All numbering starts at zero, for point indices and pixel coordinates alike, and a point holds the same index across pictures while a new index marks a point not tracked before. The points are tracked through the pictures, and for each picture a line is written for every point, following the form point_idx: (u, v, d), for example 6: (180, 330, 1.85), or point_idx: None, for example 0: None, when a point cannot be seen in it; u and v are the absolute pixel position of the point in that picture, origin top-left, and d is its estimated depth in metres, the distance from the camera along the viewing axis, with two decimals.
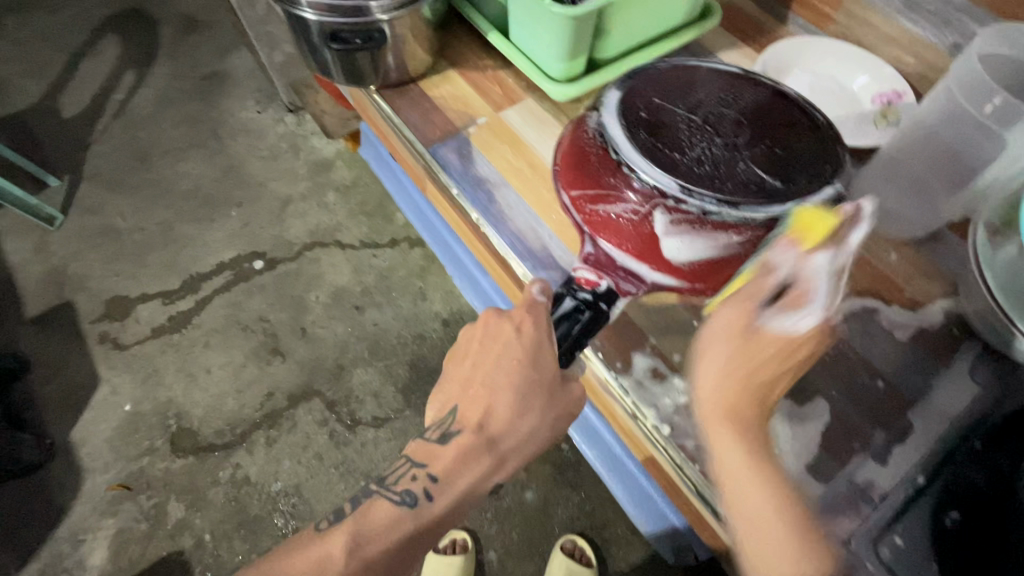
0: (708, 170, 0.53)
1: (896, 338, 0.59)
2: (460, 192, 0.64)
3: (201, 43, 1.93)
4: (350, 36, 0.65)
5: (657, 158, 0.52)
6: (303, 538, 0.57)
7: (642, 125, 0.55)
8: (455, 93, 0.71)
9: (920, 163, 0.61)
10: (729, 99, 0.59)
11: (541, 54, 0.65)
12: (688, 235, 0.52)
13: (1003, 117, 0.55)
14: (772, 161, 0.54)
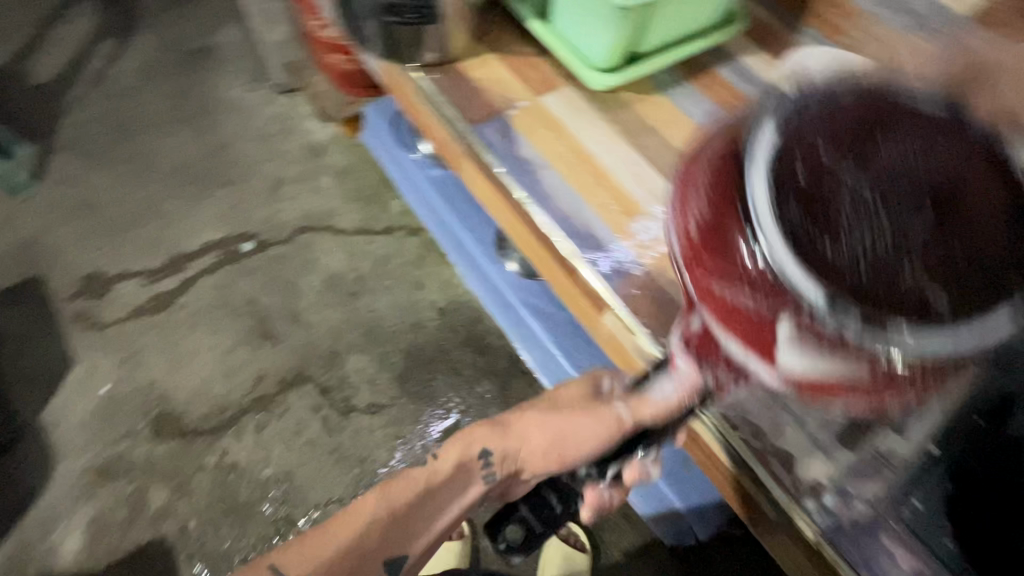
0: (861, 276, 0.41)
1: None
2: (504, 171, 0.65)
3: (188, 16, 1.86)
4: (404, 13, 0.66)
5: (797, 248, 0.41)
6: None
7: (796, 199, 0.42)
8: (495, 76, 0.72)
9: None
10: (935, 158, 0.44)
11: (586, 43, 0.68)
12: (807, 351, 0.42)
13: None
14: (948, 268, 0.41)
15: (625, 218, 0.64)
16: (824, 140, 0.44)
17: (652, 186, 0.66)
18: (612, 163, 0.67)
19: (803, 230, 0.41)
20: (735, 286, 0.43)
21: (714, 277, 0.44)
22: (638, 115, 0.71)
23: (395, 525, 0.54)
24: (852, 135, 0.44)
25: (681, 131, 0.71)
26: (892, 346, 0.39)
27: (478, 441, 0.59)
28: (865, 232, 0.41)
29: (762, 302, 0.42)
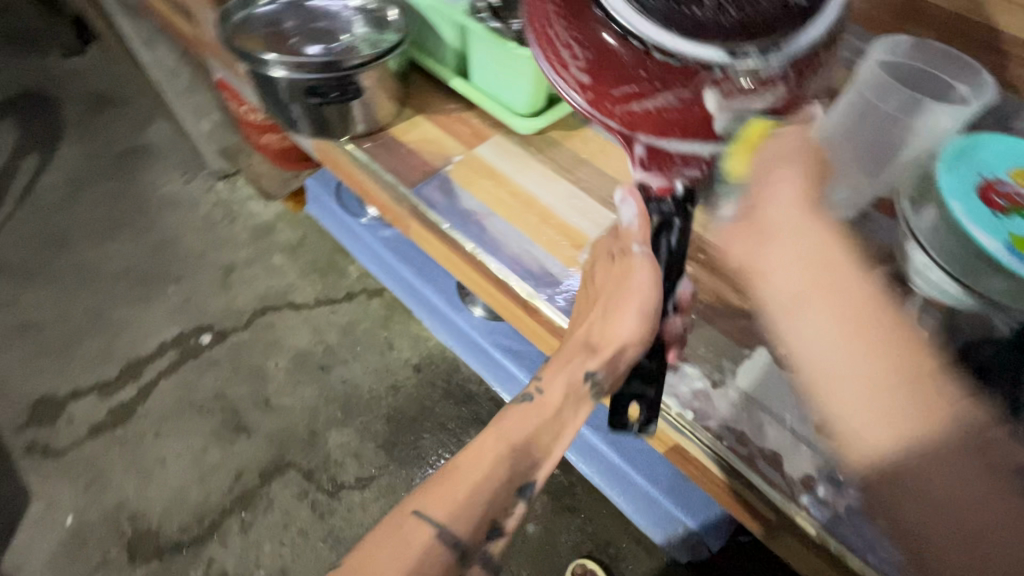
0: (734, 20, 0.46)
1: None
2: (450, 226, 0.66)
3: (114, 119, 1.84)
4: (327, 93, 0.68)
5: (675, 24, 0.46)
6: (377, 558, 0.41)
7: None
8: (426, 137, 0.74)
9: (860, 142, 0.63)
10: None
11: (508, 93, 0.71)
12: (733, 106, 0.48)
13: (911, 103, 0.61)
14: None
15: (574, 252, 0.65)
16: None
17: (595, 216, 0.68)
18: (552, 201, 0.69)
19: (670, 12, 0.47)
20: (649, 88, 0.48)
21: (617, 94, 0.50)
22: (569, 151, 0.74)
23: (519, 456, 0.46)
24: None
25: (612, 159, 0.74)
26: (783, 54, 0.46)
27: (584, 364, 0.49)
28: None
29: (671, 86, 0.48)
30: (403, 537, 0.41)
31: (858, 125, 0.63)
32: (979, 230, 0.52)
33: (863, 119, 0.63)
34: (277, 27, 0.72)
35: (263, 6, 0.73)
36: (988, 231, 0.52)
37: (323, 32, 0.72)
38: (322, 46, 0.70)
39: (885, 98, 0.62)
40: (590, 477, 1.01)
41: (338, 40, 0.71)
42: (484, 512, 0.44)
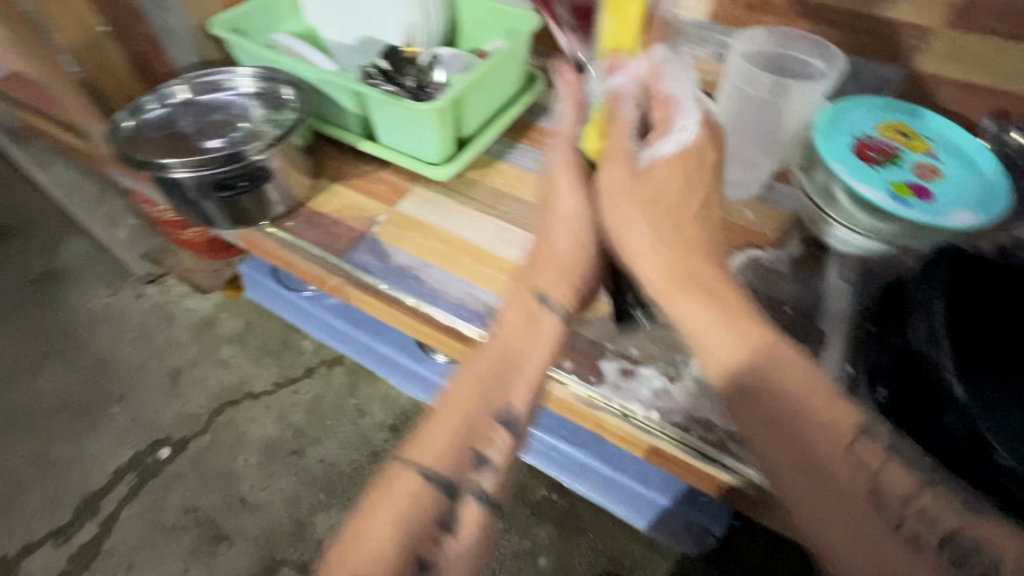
0: None
1: (782, 271, 0.67)
2: (388, 285, 0.66)
3: (22, 246, 1.74)
4: (235, 184, 0.68)
5: None
6: (377, 508, 0.44)
7: None
8: (347, 203, 0.75)
9: (744, 129, 0.70)
10: None
11: (417, 146, 0.72)
12: None
13: (779, 86, 0.66)
14: None
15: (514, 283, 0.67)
16: None
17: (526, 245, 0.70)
18: (482, 239, 0.70)
19: None
20: None
21: None
22: (488, 188, 0.76)
23: (491, 385, 0.50)
24: None
25: (529, 187, 0.76)
26: None
27: (535, 289, 0.55)
28: None
29: None
30: (399, 484, 0.45)
31: (738, 114, 0.69)
32: (865, 184, 0.57)
33: (740, 109, 0.69)
34: (174, 132, 0.72)
35: (153, 112, 0.73)
36: (871, 183, 0.57)
37: (222, 127, 0.74)
38: (222, 141, 0.71)
39: (753, 85, 0.67)
40: (586, 494, 0.97)
41: (237, 132, 0.72)
42: (466, 441, 0.47)
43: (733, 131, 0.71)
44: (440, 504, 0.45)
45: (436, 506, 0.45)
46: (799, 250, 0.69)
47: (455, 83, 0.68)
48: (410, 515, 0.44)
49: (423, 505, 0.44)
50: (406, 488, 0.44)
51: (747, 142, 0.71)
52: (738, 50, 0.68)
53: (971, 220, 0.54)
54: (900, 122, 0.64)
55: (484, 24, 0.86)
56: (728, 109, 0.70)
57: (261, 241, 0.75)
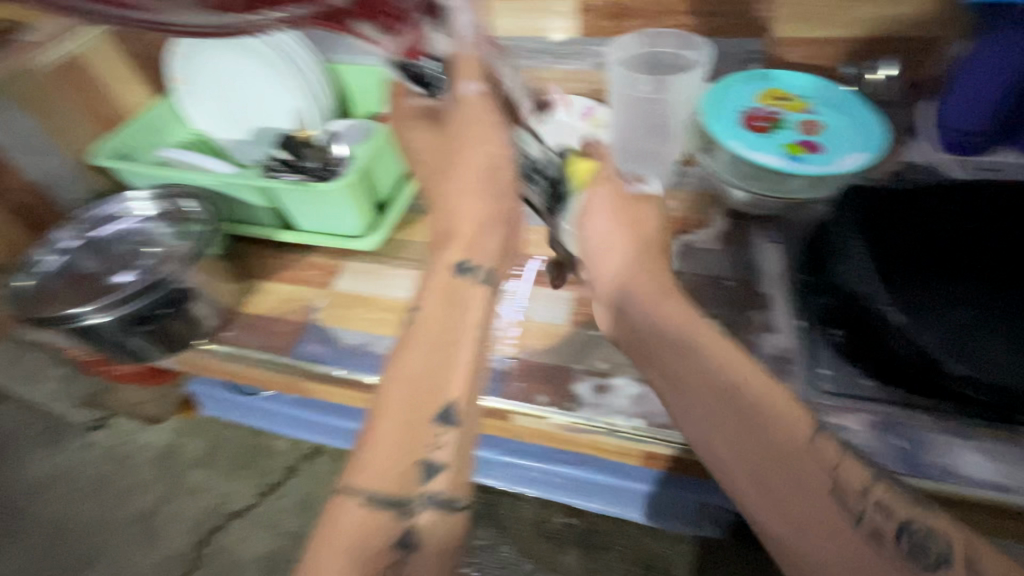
0: None
1: (715, 249, 0.70)
2: (343, 369, 0.64)
3: None
4: (154, 312, 0.64)
5: None
6: (320, 552, 0.37)
7: None
8: (280, 297, 0.72)
9: (632, 135, 0.74)
10: None
11: (334, 224, 0.71)
12: None
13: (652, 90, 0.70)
14: None
15: None
16: None
17: None
18: None
19: None
20: None
21: None
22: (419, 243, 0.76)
23: (427, 377, 0.41)
24: None
25: None
26: None
27: (451, 257, 0.47)
28: None
29: None
30: (340, 522, 0.38)
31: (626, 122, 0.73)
32: (760, 153, 0.61)
33: (634, 109, 0.72)
34: (77, 278, 0.68)
35: (50, 263, 0.68)
36: (765, 150, 0.61)
37: (126, 257, 0.69)
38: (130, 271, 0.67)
39: (639, 84, 0.70)
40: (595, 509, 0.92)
41: (144, 258, 0.68)
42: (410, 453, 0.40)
43: (634, 129, 0.73)
44: (391, 531, 0.38)
45: (388, 534, 0.38)
46: (724, 224, 0.72)
47: (358, 154, 0.69)
48: (360, 553, 0.37)
49: (373, 538, 0.37)
50: (347, 524, 0.38)
51: (649, 137, 0.73)
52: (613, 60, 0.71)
53: (859, 161, 0.59)
54: (774, 89, 0.68)
55: (373, 89, 0.87)
56: (623, 110, 0.72)
57: (200, 360, 0.71)
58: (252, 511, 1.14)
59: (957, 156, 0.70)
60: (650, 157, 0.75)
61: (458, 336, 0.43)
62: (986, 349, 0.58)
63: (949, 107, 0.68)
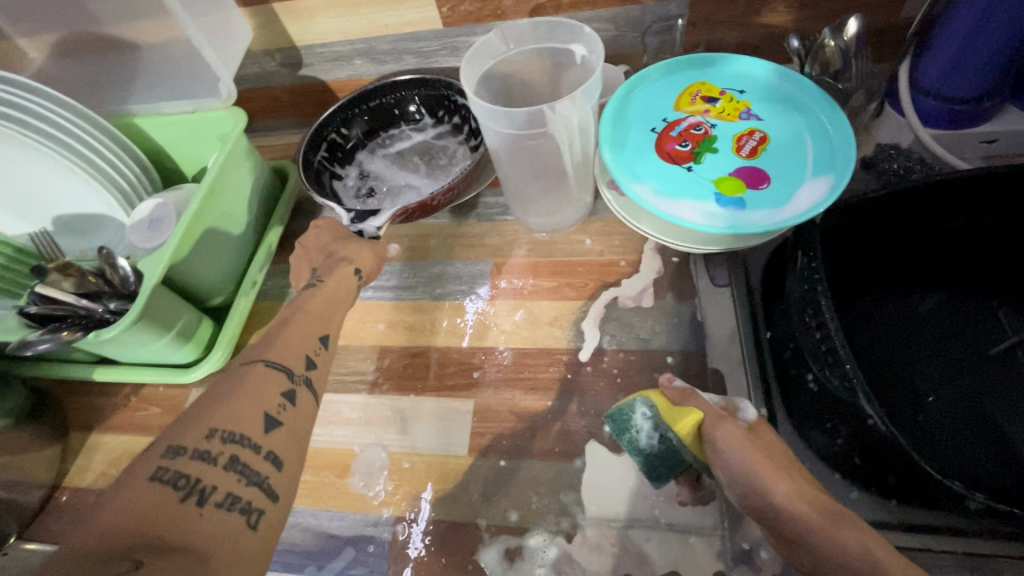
0: (398, 166, 0.65)
1: (648, 307, 0.54)
2: None
3: None
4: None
5: (383, 142, 0.67)
6: (213, 407, 0.36)
7: (363, 123, 0.66)
8: (112, 458, 0.56)
9: (525, 168, 0.53)
10: (413, 104, 0.66)
11: (155, 355, 0.54)
12: (391, 187, 0.64)
13: (524, 117, 0.46)
14: (425, 158, 0.66)
15: (337, 485, 0.50)
16: (376, 102, 0.66)
17: (343, 414, 0.53)
18: None
19: (361, 141, 0.66)
20: (355, 163, 0.66)
21: (342, 157, 0.65)
22: None
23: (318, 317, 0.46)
24: (390, 105, 0.66)
25: None
26: (412, 187, 0.63)
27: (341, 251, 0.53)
28: (387, 143, 0.67)
29: (362, 170, 0.66)
30: (252, 377, 0.39)
31: (510, 158, 0.52)
32: (688, 201, 0.43)
33: (513, 150, 0.50)
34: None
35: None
36: (692, 195, 0.44)
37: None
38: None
39: (511, 125, 0.47)
40: None
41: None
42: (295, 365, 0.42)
43: (519, 165, 0.53)
44: (284, 385, 0.40)
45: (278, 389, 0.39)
46: (658, 266, 0.55)
47: (153, 269, 0.49)
48: (257, 394, 0.38)
49: (267, 387, 0.39)
50: (254, 382, 0.39)
51: (542, 174, 0.54)
52: (470, 79, 0.50)
53: (823, 192, 0.42)
54: (697, 82, 0.50)
55: (192, 139, 0.65)
56: (499, 149, 0.51)
57: None
58: None
59: (948, 129, 0.53)
60: (546, 190, 0.56)
61: (342, 305, 0.49)
62: (963, 357, 0.48)
63: (925, 69, 0.51)
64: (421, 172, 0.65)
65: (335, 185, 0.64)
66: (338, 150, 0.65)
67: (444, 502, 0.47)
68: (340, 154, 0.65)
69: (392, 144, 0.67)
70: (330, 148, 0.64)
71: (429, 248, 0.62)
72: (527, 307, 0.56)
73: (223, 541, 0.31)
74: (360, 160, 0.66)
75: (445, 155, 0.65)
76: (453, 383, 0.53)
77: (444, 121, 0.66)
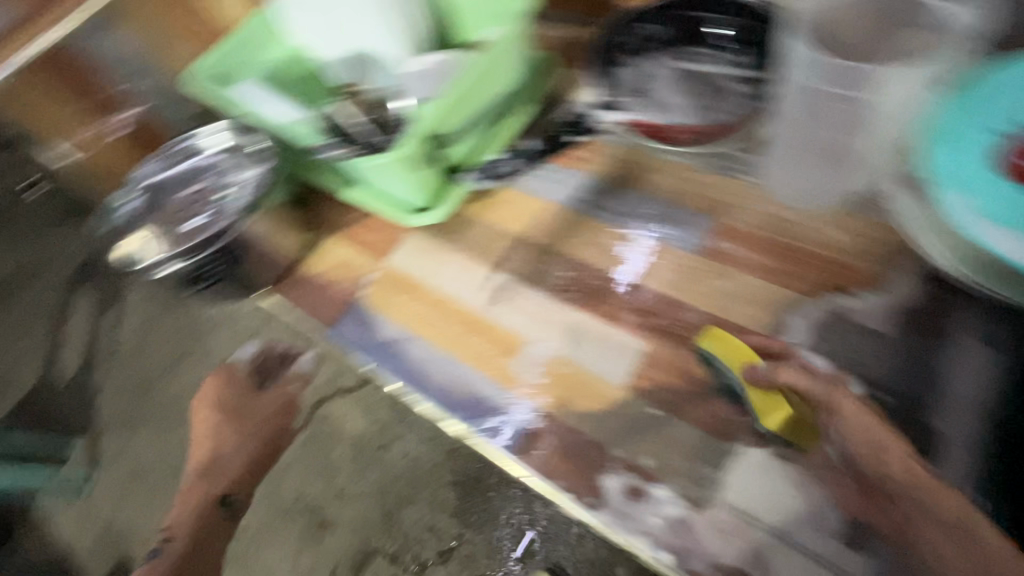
0: (680, 87, 0.60)
1: (875, 331, 0.48)
2: (372, 368, 0.59)
3: None
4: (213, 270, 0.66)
5: (687, 55, 0.62)
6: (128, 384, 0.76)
7: (684, 25, 0.61)
8: (339, 260, 0.67)
9: (806, 141, 0.49)
10: (745, 31, 0.58)
11: (394, 194, 0.62)
12: (655, 100, 0.61)
13: (840, 72, 0.43)
14: (713, 88, 0.60)
15: (498, 361, 0.55)
16: (716, 11, 0.59)
17: (524, 305, 0.57)
18: (473, 297, 0.59)
19: (665, 40, 0.62)
20: (648, 58, 0.62)
21: (641, 46, 0.62)
22: (487, 226, 0.64)
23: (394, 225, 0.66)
24: (721, 27, 0.60)
25: (538, 220, 0.63)
26: (678, 110, 0.60)
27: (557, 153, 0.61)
28: (690, 59, 0.61)
29: (648, 67, 0.62)
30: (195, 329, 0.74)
31: (795, 122, 0.49)
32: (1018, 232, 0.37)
33: (811, 111, 0.47)
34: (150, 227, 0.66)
35: (136, 199, 0.69)
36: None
37: (194, 205, 0.66)
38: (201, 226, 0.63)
39: (828, 80, 0.44)
40: None
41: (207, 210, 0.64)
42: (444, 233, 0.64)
43: (802, 135, 0.49)
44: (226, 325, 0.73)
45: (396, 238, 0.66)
46: (909, 292, 0.49)
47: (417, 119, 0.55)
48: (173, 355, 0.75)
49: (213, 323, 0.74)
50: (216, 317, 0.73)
51: (823, 154, 0.49)
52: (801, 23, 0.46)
53: None
54: None
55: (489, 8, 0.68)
56: (796, 105, 0.47)
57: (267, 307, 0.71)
58: None
59: None
60: (811, 173, 0.52)
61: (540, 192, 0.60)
62: None
63: None
64: (699, 100, 0.60)
65: (616, 68, 0.62)
66: (643, 37, 0.62)
67: (589, 420, 0.50)
68: (641, 42, 0.62)
69: (691, 61, 0.61)
70: (638, 34, 0.62)
71: (651, 182, 0.62)
72: (737, 277, 0.53)
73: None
74: (653, 58, 0.62)
75: (730, 94, 0.59)
76: (633, 319, 0.53)
77: (762, 59, 0.58)
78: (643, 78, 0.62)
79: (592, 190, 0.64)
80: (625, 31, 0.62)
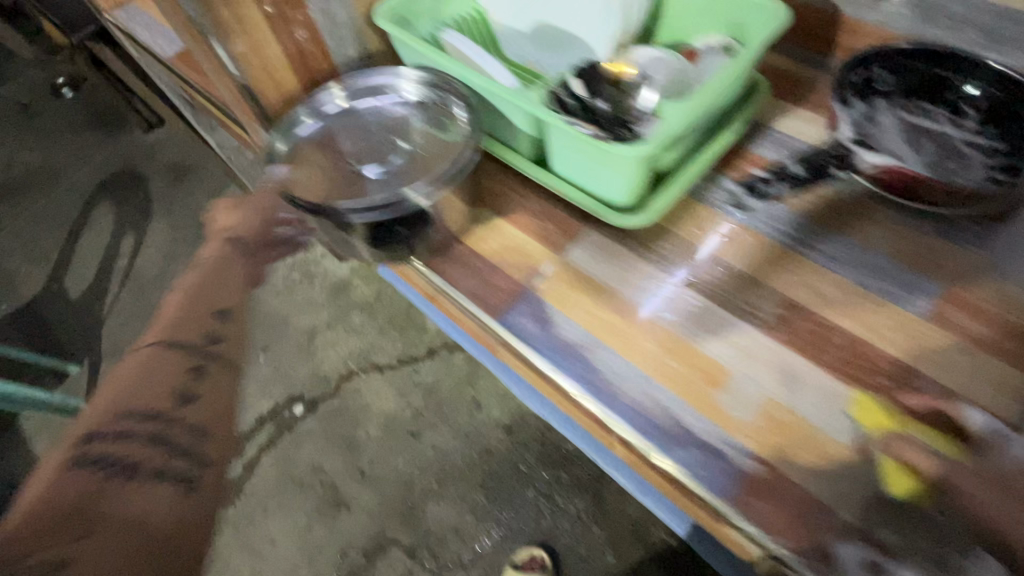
0: (904, 136, 0.60)
1: None
2: (549, 369, 0.54)
3: (108, 148, 1.66)
4: (394, 227, 0.55)
5: (912, 110, 0.62)
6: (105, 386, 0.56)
7: (914, 83, 0.62)
8: (510, 244, 0.63)
9: None
10: (980, 104, 0.60)
11: (603, 185, 0.57)
12: (882, 143, 0.60)
13: None
14: (942, 149, 0.59)
15: (700, 390, 0.50)
16: (950, 79, 0.61)
17: (728, 335, 0.53)
18: (670, 315, 0.55)
19: (890, 93, 0.63)
20: (871, 103, 0.62)
21: (867, 91, 0.63)
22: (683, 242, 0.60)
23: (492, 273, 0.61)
24: (955, 94, 0.61)
25: (739, 248, 0.59)
26: (909, 160, 0.58)
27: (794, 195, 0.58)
28: (914, 115, 0.61)
29: (872, 111, 0.62)
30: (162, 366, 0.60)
31: None
32: None
33: None
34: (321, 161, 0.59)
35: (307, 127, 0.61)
36: None
37: (378, 149, 0.60)
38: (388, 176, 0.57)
39: None
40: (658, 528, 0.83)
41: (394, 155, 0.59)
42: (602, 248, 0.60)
43: None
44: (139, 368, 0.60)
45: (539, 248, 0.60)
46: None
47: (669, 114, 0.51)
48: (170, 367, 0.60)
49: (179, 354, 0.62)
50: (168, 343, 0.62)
51: None
52: None
53: None
54: None
55: (704, 11, 0.65)
56: None
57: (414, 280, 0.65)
58: (391, 370, 1.28)
59: None
60: None
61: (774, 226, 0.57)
62: None
63: None
64: (928, 158, 0.59)
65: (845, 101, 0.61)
66: (869, 83, 0.63)
67: (813, 476, 0.46)
68: (865, 88, 0.63)
69: (916, 117, 0.61)
70: (866, 80, 0.63)
71: (868, 233, 0.58)
72: (976, 355, 0.49)
73: (124, 429, 0.52)
74: (877, 105, 0.62)
75: (961, 159, 0.58)
76: (857, 376, 0.49)
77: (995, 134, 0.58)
78: (870, 119, 0.61)
79: (801, 226, 0.60)
80: (856, 73, 0.63)
